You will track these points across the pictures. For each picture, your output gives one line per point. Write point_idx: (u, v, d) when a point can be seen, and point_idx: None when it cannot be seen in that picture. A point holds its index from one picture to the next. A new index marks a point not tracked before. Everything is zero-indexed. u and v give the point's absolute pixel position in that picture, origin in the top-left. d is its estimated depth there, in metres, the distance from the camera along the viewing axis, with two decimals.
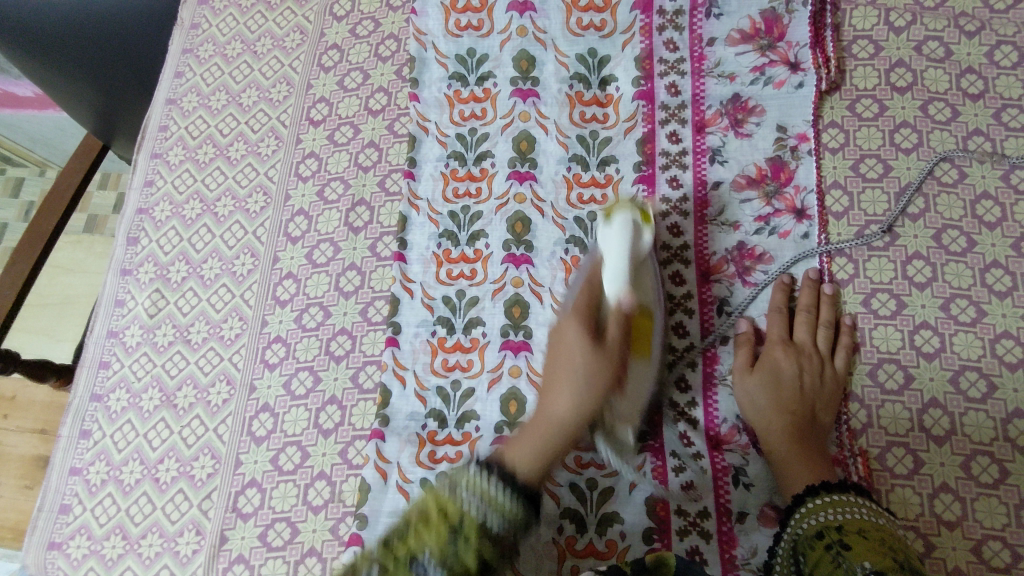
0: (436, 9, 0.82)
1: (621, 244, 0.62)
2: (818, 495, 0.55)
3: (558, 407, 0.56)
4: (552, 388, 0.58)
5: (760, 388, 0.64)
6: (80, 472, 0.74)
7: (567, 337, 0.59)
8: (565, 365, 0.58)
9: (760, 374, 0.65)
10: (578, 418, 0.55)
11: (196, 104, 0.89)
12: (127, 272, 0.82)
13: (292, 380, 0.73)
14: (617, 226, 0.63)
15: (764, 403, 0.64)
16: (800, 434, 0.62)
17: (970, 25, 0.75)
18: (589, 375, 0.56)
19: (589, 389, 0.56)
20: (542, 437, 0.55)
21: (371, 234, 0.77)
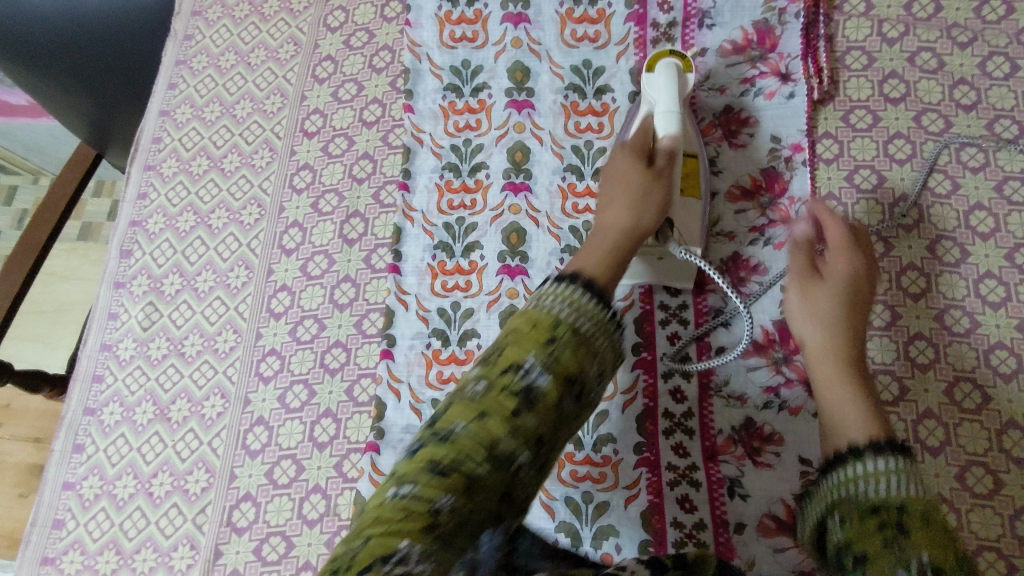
0: (431, 21, 0.82)
1: (671, 87, 0.67)
2: (881, 457, 0.43)
3: (609, 215, 0.59)
4: (603, 206, 0.61)
5: (810, 296, 0.58)
6: (73, 487, 0.73)
7: (619, 162, 0.63)
8: (621, 184, 0.61)
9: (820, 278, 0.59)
10: (634, 218, 0.58)
11: (189, 115, 0.89)
12: (120, 284, 0.82)
13: (287, 393, 0.73)
14: (662, 71, 0.69)
15: (822, 309, 0.57)
16: (850, 304, 0.57)
17: (962, 36, 0.75)
18: (644, 198, 0.60)
19: (640, 211, 0.59)
20: (614, 235, 0.57)
21: (366, 246, 0.77)
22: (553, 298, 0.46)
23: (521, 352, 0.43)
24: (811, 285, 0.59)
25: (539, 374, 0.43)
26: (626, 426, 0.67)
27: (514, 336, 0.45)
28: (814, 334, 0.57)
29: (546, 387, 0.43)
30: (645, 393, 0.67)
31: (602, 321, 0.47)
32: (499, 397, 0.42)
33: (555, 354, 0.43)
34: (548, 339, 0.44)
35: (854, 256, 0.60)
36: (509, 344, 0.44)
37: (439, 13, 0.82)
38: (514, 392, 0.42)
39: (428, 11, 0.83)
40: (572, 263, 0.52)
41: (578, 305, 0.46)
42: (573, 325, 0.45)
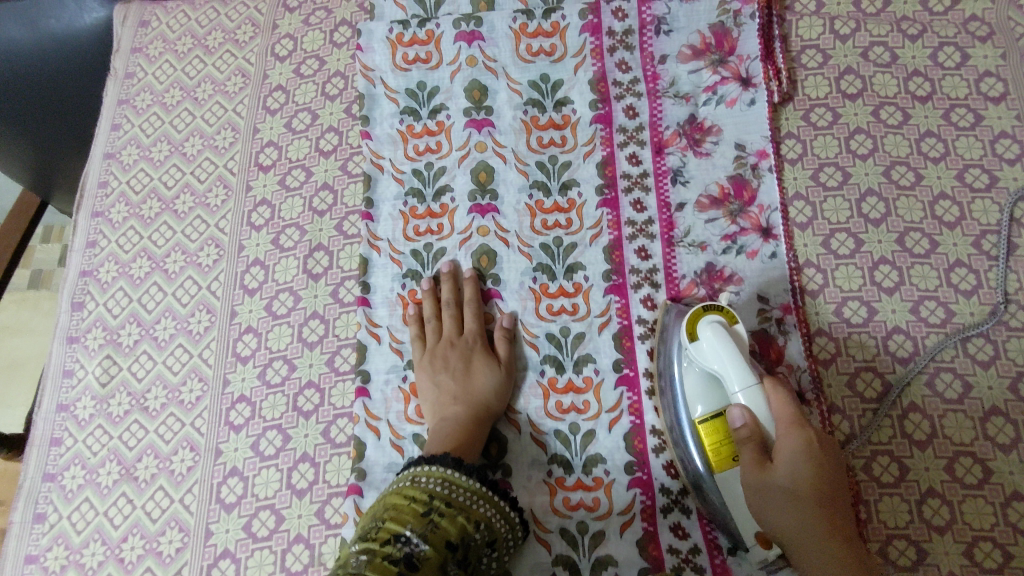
0: (382, 44, 0.80)
1: (738, 371, 0.56)
2: None
3: (459, 400, 0.66)
4: (451, 377, 0.67)
5: (757, 489, 0.54)
6: (36, 560, 0.68)
7: (454, 355, 0.69)
8: (445, 375, 0.68)
9: (763, 474, 0.54)
10: (470, 414, 0.65)
11: (136, 156, 0.85)
12: (74, 339, 0.77)
13: (260, 440, 0.69)
14: (711, 337, 0.57)
15: (779, 506, 0.53)
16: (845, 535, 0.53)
17: (912, 28, 0.76)
18: (508, 361, 0.69)
19: (473, 400, 0.66)
20: (468, 435, 0.64)
21: (332, 279, 0.75)
22: (428, 476, 0.58)
23: (402, 526, 0.53)
24: (765, 469, 0.54)
25: (419, 543, 0.52)
26: (615, 446, 0.65)
27: (394, 510, 0.54)
28: (774, 491, 0.53)
29: (424, 553, 0.51)
30: (631, 411, 0.66)
31: (485, 494, 0.58)
32: (382, 565, 0.49)
33: (432, 524, 0.53)
34: (425, 511, 0.54)
35: (800, 439, 0.54)
36: (388, 520, 0.53)
37: (390, 35, 0.80)
38: (397, 559, 0.50)
39: (379, 35, 0.81)
40: (440, 401, 0.66)
41: (451, 481, 0.57)
42: (446, 498, 0.56)
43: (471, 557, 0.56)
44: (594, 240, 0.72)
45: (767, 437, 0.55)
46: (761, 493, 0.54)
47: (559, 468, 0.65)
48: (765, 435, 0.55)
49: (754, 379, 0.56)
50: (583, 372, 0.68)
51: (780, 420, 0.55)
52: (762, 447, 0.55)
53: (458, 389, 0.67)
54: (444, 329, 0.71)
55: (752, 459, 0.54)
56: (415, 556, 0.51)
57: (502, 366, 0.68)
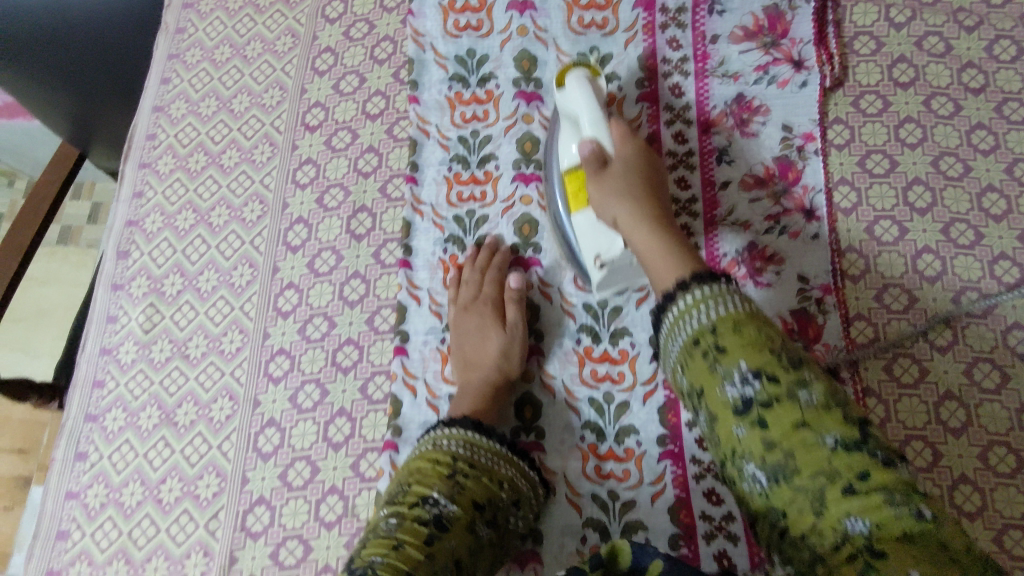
0: (434, 10, 0.81)
1: (591, 104, 0.63)
2: (690, 290, 0.45)
3: (484, 364, 0.66)
4: (473, 344, 0.68)
5: (596, 182, 0.61)
6: (77, 497, 0.70)
7: (471, 323, 0.69)
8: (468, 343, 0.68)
9: (600, 178, 0.61)
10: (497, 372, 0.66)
11: (185, 110, 0.86)
12: (119, 286, 0.79)
13: (298, 393, 0.71)
14: (575, 90, 0.64)
15: (614, 185, 0.60)
16: (659, 217, 0.58)
17: (969, 20, 0.75)
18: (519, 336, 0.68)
19: (494, 359, 0.66)
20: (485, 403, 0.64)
21: (375, 240, 0.75)
22: (450, 439, 0.59)
23: (429, 488, 0.54)
24: (600, 173, 0.61)
25: (447, 503, 0.53)
26: (648, 417, 0.66)
27: (419, 474, 0.56)
28: (609, 188, 0.60)
29: (454, 512, 0.53)
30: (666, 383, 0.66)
31: (508, 457, 0.61)
32: (411, 527, 0.50)
33: (459, 483, 0.55)
34: (450, 473, 0.56)
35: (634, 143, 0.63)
36: (414, 484, 0.54)
37: (443, 2, 0.81)
38: (426, 520, 0.51)
39: (432, 1, 0.81)
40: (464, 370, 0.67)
41: (471, 443, 0.59)
42: (469, 460, 0.58)
43: (502, 517, 0.57)
44: None
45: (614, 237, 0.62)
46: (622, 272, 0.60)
47: (592, 435, 0.66)
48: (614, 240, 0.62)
49: (604, 120, 0.63)
50: (619, 344, 0.69)
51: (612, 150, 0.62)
52: (603, 160, 0.61)
53: (476, 355, 0.67)
54: (459, 297, 0.70)
55: (591, 172, 0.61)
56: (448, 513, 0.52)
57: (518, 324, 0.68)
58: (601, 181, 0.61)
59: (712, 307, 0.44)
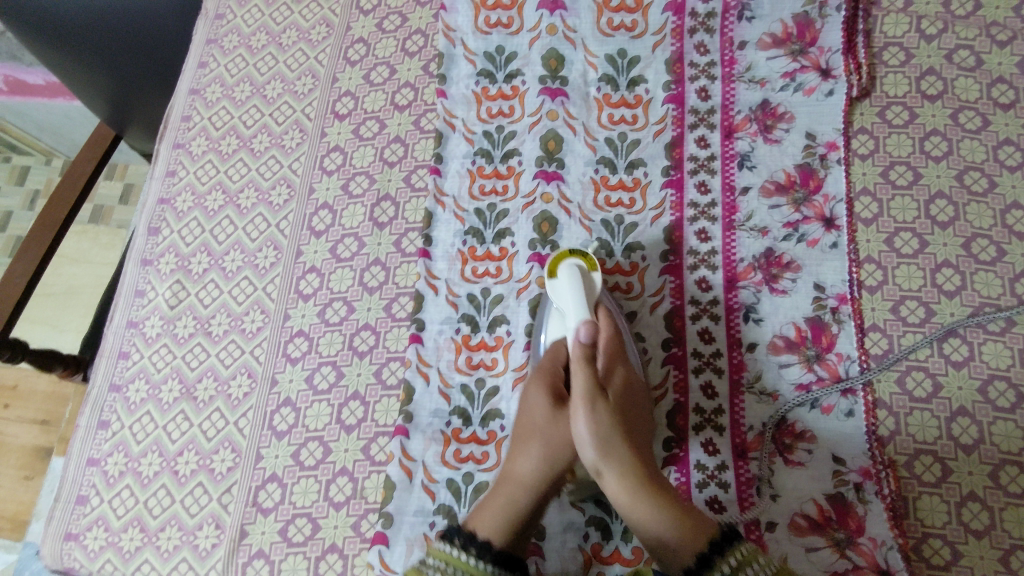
0: (466, 5, 0.82)
1: (580, 301, 0.63)
2: (704, 499, 0.56)
3: (528, 444, 0.60)
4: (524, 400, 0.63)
5: (581, 404, 0.56)
6: (98, 463, 0.73)
7: (529, 395, 0.62)
8: (528, 419, 0.61)
9: (589, 403, 0.56)
10: (544, 475, 0.58)
11: (219, 94, 0.88)
12: (147, 262, 0.81)
13: (314, 374, 0.72)
14: (565, 278, 0.64)
15: (604, 418, 0.56)
16: (644, 468, 0.55)
17: (1002, 34, 0.74)
18: (551, 433, 0.59)
19: (554, 451, 0.59)
20: (510, 493, 0.58)
21: (396, 229, 0.77)
22: (433, 564, 0.53)
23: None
24: (593, 389, 0.57)
25: None
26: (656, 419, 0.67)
27: None
28: (593, 428, 0.55)
29: None
30: (676, 388, 0.68)
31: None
32: None
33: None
34: None
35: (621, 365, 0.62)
36: None
37: None
38: None
39: None
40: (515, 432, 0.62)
41: (455, 562, 0.53)
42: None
43: None
44: (656, 220, 0.73)
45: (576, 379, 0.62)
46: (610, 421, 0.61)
47: None
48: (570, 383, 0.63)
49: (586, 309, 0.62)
50: None
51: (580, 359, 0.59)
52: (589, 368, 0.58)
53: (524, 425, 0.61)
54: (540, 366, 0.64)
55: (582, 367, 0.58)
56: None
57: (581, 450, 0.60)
58: (581, 390, 0.56)
59: (718, 503, 0.55)
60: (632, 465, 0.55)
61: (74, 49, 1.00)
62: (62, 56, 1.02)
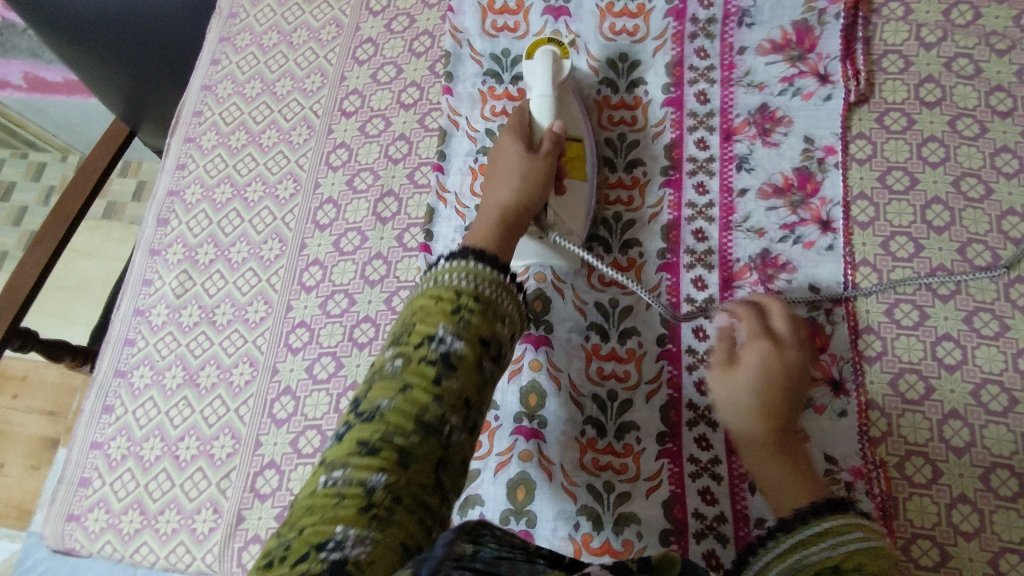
0: (474, 8, 0.83)
1: (547, 77, 0.71)
2: (819, 520, 0.49)
3: (505, 188, 0.61)
4: (495, 180, 0.63)
5: (727, 381, 0.60)
6: (101, 447, 0.74)
7: (502, 143, 0.66)
8: (501, 161, 0.64)
9: (731, 370, 0.60)
10: (523, 191, 0.61)
11: (231, 91, 0.90)
12: (156, 252, 0.83)
13: (314, 364, 0.74)
14: (540, 58, 0.72)
15: (745, 388, 0.59)
16: (776, 437, 0.56)
17: (1001, 43, 0.75)
18: (526, 170, 0.62)
19: (528, 180, 0.62)
20: (499, 216, 0.58)
21: (399, 224, 0.78)
22: (451, 273, 0.49)
23: (381, 428, 0.42)
24: (731, 367, 0.60)
25: (451, 342, 0.45)
26: (649, 414, 0.68)
27: (422, 311, 0.47)
28: (739, 394, 0.59)
29: (459, 352, 0.46)
30: (670, 383, 0.68)
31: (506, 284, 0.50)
32: (393, 383, 0.44)
33: (420, 413, 0.43)
34: (454, 309, 0.47)
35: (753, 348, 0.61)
36: (418, 321, 0.47)
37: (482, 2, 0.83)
38: (428, 362, 0.45)
39: None
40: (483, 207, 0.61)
41: (480, 277, 0.49)
42: (437, 382, 0.44)
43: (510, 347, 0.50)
44: (654, 218, 0.74)
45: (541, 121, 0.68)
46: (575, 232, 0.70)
47: (592, 429, 0.68)
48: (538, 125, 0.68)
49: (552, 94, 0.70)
50: (627, 343, 0.71)
51: (752, 331, 0.61)
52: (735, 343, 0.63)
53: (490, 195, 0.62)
54: (507, 130, 0.67)
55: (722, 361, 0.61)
56: (379, 486, 0.40)
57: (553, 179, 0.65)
58: (726, 371, 0.61)
59: (830, 544, 0.47)
60: (765, 433, 0.57)
61: (92, 45, 1.03)
62: (80, 53, 1.04)
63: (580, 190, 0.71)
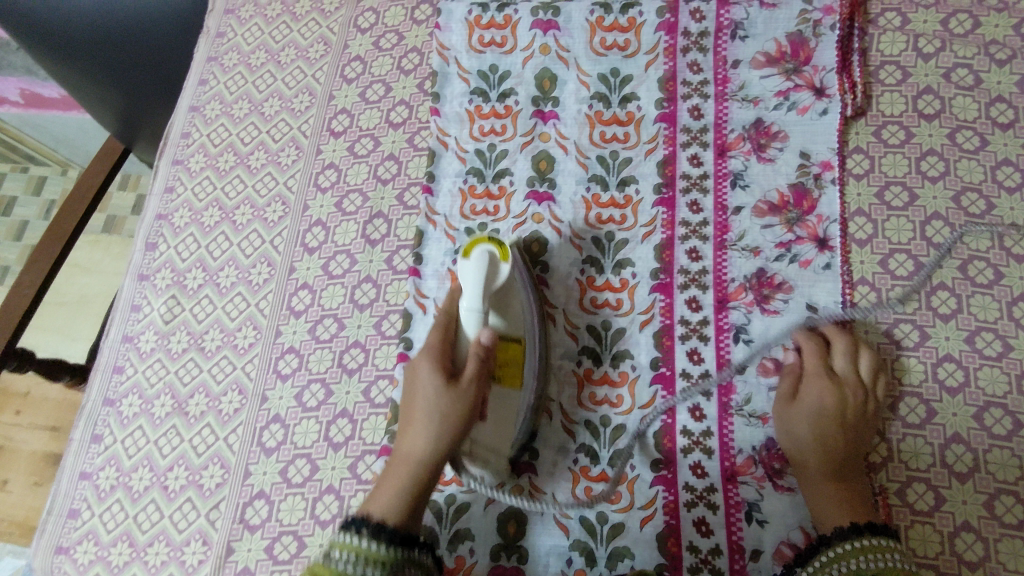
0: (461, 25, 0.82)
1: (474, 289, 0.64)
2: (847, 540, 0.56)
3: (418, 436, 0.59)
4: (413, 404, 0.61)
5: (787, 416, 0.63)
6: (89, 477, 0.73)
7: (420, 372, 0.62)
8: (419, 401, 0.60)
9: (789, 404, 0.64)
10: (438, 449, 0.58)
11: (219, 111, 0.89)
12: (144, 277, 0.82)
13: (304, 391, 0.73)
14: (472, 260, 0.65)
15: (805, 424, 0.62)
16: (841, 466, 0.60)
17: (1000, 53, 0.73)
18: (442, 411, 0.58)
19: (440, 427, 0.58)
20: (403, 476, 0.57)
21: (388, 247, 0.77)
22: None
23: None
24: (792, 402, 0.64)
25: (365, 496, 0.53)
26: (643, 441, 0.66)
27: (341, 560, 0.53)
28: (805, 428, 0.62)
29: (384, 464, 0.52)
30: (664, 409, 0.67)
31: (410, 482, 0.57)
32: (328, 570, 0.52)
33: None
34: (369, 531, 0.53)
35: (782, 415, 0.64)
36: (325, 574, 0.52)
37: (469, 17, 0.82)
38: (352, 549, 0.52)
39: (458, 15, 0.82)
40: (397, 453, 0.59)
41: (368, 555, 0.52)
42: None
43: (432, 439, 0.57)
44: (647, 238, 0.73)
45: (467, 335, 0.63)
46: (503, 404, 0.64)
47: (585, 457, 0.67)
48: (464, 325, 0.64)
49: (478, 316, 0.63)
50: (620, 366, 0.69)
51: (811, 368, 0.65)
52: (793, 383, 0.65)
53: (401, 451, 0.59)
54: (429, 342, 0.64)
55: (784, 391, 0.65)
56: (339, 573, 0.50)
57: (477, 407, 0.60)
58: (783, 404, 0.64)
59: (861, 560, 0.54)
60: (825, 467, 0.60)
61: (83, 64, 1.02)
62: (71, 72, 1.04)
63: (512, 399, 0.64)
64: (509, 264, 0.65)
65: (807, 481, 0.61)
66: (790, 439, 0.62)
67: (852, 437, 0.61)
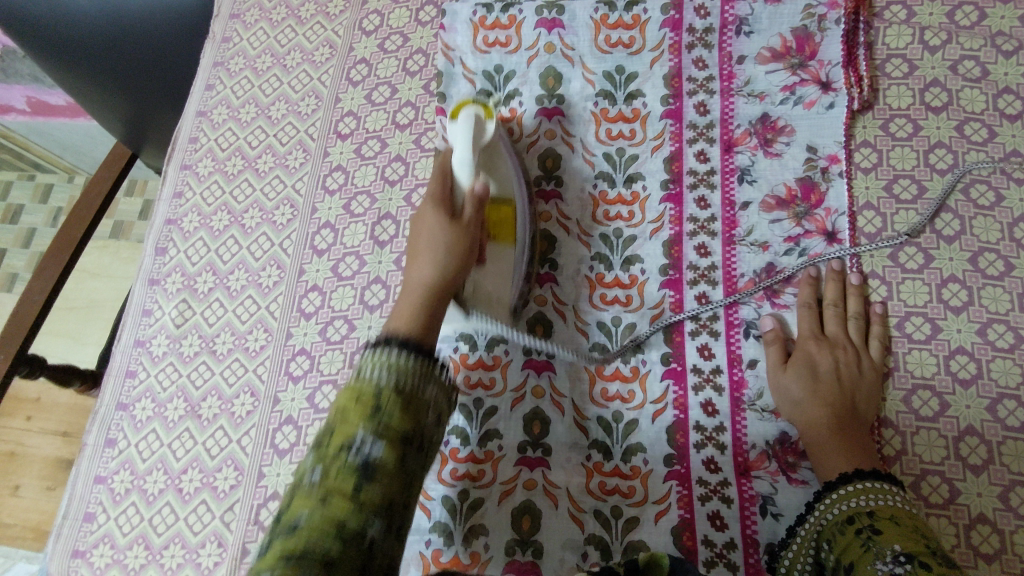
0: (465, 25, 0.82)
1: (468, 136, 0.63)
2: (851, 483, 0.56)
3: (424, 263, 0.57)
4: (418, 242, 0.60)
5: (781, 379, 0.64)
6: (104, 481, 0.74)
7: (422, 216, 0.61)
8: (424, 236, 0.59)
9: (784, 367, 0.65)
10: (441, 276, 0.56)
11: (225, 116, 0.90)
12: (155, 281, 0.83)
13: (316, 393, 0.73)
14: (461, 120, 0.64)
15: (800, 385, 0.63)
16: (839, 423, 0.61)
17: (1007, 44, 0.73)
18: (449, 243, 0.58)
19: (449, 254, 0.57)
20: (409, 298, 0.55)
21: (397, 247, 0.77)
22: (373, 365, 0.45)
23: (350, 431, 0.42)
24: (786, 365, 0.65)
25: (372, 446, 0.42)
26: (656, 437, 0.66)
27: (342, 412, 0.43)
28: (801, 390, 0.63)
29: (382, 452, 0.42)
30: (676, 404, 0.67)
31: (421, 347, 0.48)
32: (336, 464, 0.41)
33: (381, 415, 0.43)
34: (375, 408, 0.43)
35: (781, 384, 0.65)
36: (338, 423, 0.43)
37: (473, 18, 0.82)
38: (350, 470, 0.41)
39: (462, 16, 0.82)
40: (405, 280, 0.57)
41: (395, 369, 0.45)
42: (397, 387, 0.44)
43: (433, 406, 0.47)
44: (655, 234, 0.73)
45: (462, 182, 0.62)
46: (500, 259, 0.67)
47: (598, 453, 0.67)
48: (460, 187, 0.63)
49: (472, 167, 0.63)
50: (630, 362, 0.69)
51: (802, 333, 0.67)
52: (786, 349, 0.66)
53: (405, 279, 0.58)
54: (430, 192, 0.62)
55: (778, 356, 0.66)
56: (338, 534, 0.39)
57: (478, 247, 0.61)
58: (777, 368, 0.65)
59: (863, 499, 0.54)
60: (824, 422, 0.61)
61: (87, 70, 1.02)
62: (79, 79, 1.04)
63: (510, 255, 0.68)
64: (495, 124, 0.66)
65: (808, 439, 0.62)
66: (789, 402, 0.63)
67: (847, 397, 0.62)
